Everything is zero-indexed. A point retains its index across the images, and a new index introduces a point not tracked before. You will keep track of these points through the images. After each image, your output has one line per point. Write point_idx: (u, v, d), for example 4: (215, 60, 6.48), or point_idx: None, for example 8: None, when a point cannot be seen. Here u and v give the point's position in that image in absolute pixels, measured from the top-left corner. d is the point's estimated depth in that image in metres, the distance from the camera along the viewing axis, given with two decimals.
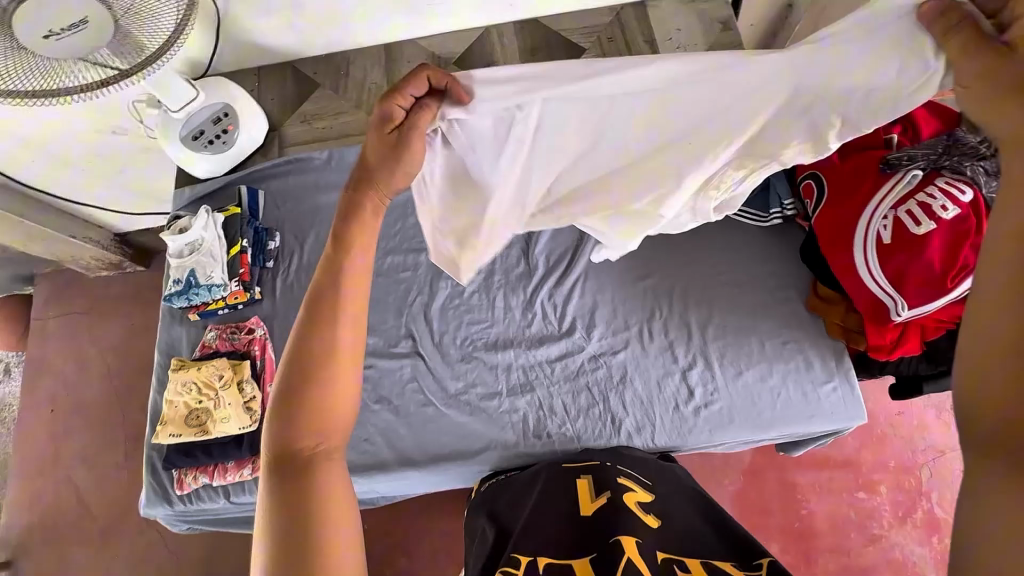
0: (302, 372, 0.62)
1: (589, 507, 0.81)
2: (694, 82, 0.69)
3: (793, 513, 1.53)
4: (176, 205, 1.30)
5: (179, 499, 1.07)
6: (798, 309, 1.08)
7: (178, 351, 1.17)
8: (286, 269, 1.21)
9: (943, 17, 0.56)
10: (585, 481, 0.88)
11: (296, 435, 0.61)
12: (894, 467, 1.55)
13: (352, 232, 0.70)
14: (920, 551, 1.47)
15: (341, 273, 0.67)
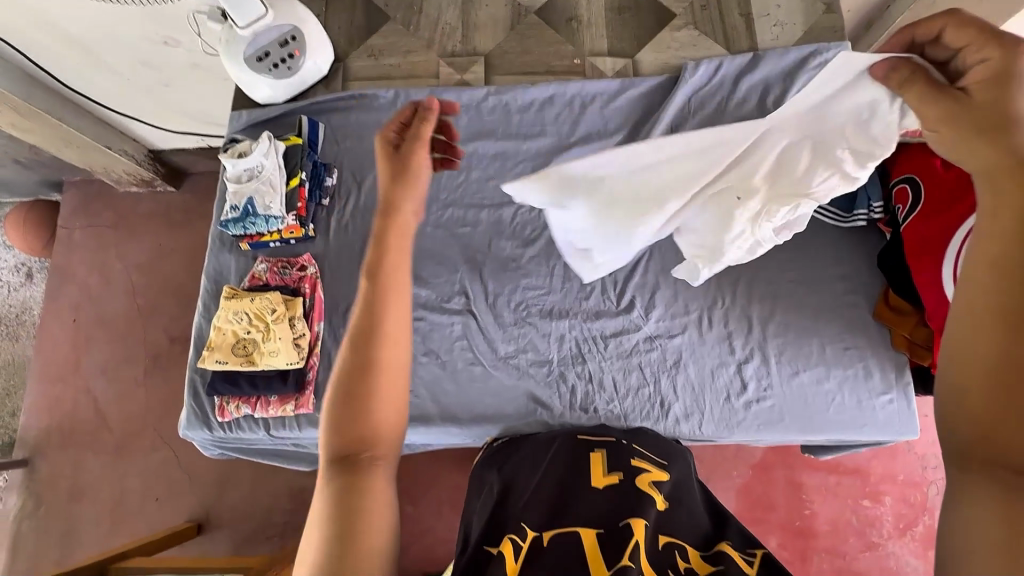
0: (358, 381, 0.60)
1: (601, 481, 0.75)
2: (728, 139, 0.81)
3: (796, 511, 1.55)
4: (231, 128, 1.25)
5: (220, 426, 1.07)
6: (864, 317, 1.05)
7: (226, 279, 1.15)
8: (341, 209, 1.18)
9: (895, 71, 0.64)
10: (597, 453, 0.83)
11: (347, 439, 0.59)
12: (905, 481, 1.55)
13: (389, 229, 0.69)
14: (913, 562, 1.49)
15: (384, 285, 0.65)
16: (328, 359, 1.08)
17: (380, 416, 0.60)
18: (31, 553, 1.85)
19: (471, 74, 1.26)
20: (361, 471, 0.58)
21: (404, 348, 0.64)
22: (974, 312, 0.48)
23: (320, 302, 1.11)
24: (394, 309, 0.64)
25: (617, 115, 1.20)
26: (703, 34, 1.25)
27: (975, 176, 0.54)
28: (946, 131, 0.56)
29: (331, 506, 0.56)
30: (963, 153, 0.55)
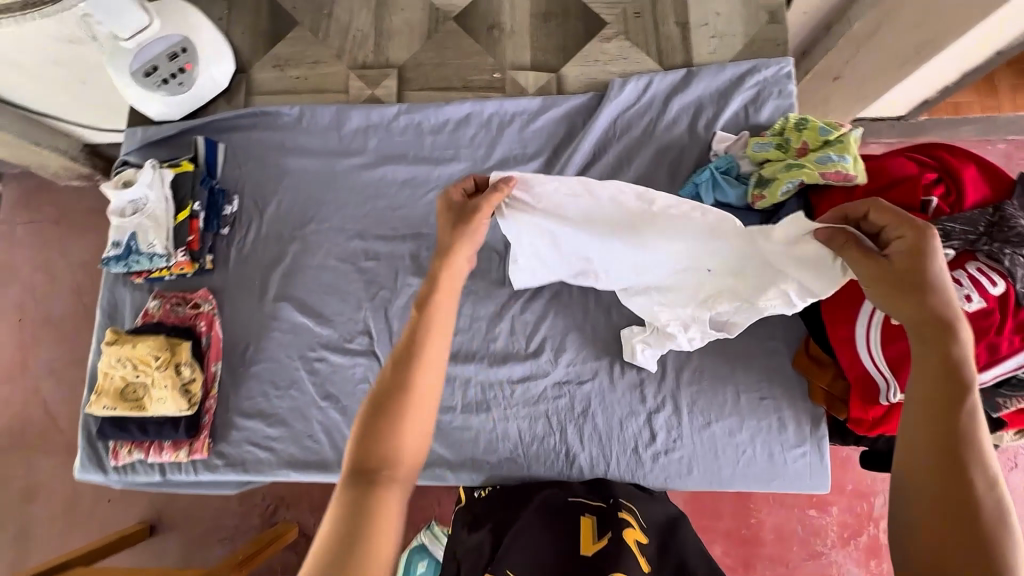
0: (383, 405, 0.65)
1: (590, 546, 0.73)
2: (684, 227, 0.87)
3: (743, 519, 1.49)
4: (125, 146, 1.15)
5: (114, 469, 1.04)
6: (783, 365, 1.00)
7: (120, 314, 1.09)
8: (242, 239, 1.11)
9: (833, 238, 0.74)
10: (586, 517, 0.81)
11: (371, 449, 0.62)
12: (853, 492, 1.50)
13: (446, 272, 0.80)
14: (855, 571, 1.44)
15: (427, 305, 0.76)
16: (226, 402, 1.05)
17: (406, 428, 0.64)
18: None
19: (382, 88, 1.16)
20: (381, 480, 0.60)
21: (433, 391, 0.68)
22: (922, 484, 0.57)
23: (217, 341, 1.07)
24: (435, 333, 0.72)
25: (537, 137, 1.11)
26: (635, 46, 1.15)
27: (909, 323, 0.66)
28: (902, 259, 0.67)
29: (347, 516, 0.57)
30: (903, 306, 0.66)
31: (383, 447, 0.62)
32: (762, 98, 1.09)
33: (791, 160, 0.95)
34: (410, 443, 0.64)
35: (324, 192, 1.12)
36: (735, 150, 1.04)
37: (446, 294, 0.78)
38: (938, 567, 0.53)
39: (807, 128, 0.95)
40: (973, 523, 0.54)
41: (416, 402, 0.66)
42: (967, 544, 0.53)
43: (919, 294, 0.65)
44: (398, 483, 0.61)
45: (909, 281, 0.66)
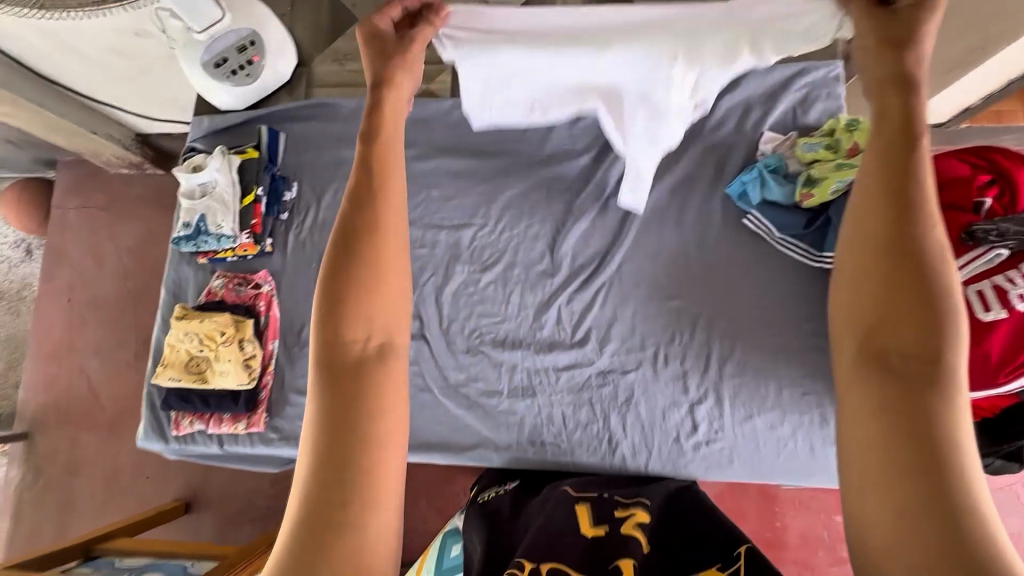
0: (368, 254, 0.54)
1: (589, 531, 0.71)
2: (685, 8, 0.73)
3: (767, 521, 1.49)
4: (193, 134, 1.22)
5: (175, 439, 1.09)
6: (827, 361, 1.02)
7: (184, 292, 1.15)
8: (299, 224, 1.16)
9: (871, 33, 0.56)
10: (583, 506, 0.80)
11: (340, 340, 0.52)
12: None
13: (382, 129, 0.61)
14: None
15: (370, 162, 0.59)
16: (280, 379, 1.09)
17: (381, 306, 0.55)
18: (33, 520, 1.95)
19: (437, 83, 1.21)
20: (366, 373, 0.51)
21: (403, 248, 0.57)
22: (902, 300, 0.47)
23: (275, 320, 1.11)
24: (389, 224, 0.56)
25: (586, 132, 1.14)
26: None
27: (880, 93, 0.54)
28: (876, 46, 0.55)
29: (324, 410, 0.50)
30: (887, 62, 0.54)
31: (343, 346, 0.52)
32: (810, 100, 1.11)
33: (841, 159, 0.97)
34: (388, 319, 0.55)
35: None
36: (782, 150, 1.07)
37: (392, 172, 0.59)
38: (901, 412, 0.44)
39: (858, 129, 0.98)
40: (922, 352, 0.46)
41: (373, 294, 0.54)
42: (920, 372, 0.45)
43: (901, 114, 0.52)
44: (398, 361, 0.54)
45: (890, 45, 0.54)
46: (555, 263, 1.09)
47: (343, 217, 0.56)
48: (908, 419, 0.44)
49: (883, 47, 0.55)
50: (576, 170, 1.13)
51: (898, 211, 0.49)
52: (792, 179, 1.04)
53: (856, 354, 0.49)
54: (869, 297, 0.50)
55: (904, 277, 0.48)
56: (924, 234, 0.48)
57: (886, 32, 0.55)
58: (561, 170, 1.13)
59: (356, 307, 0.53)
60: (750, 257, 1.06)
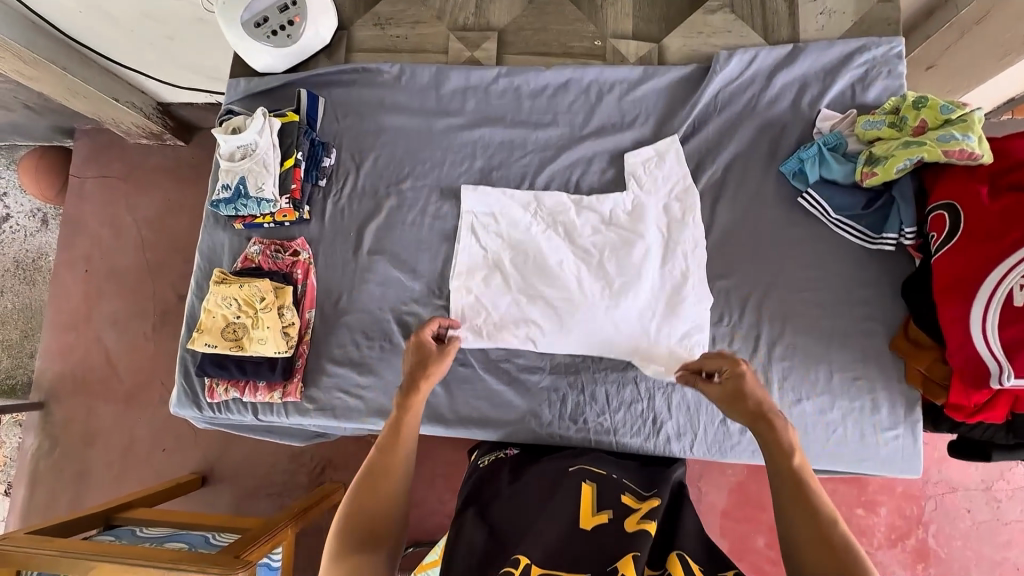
0: (365, 487, 0.73)
1: (588, 522, 0.70)
2: None
3: None
4: (229, 97, 1.19)
5: (208, 407, 1.07)
6: (879, 346, 0.99)
7: (219, 258, 1.13)
8: (338, 191, 1.13)
9: (718, 359, 0.81)
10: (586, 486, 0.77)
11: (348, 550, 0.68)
12: None
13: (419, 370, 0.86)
14: None
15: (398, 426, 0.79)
16: (317, 348, 1.08)
17: (377, 521, 0.71)
18: (49, 489, 1.95)
19: (482, 51, 1.17)
20: (371, 562, 0.68)
21: (405, 473, 0.75)
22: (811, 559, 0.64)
23: (312, 289, 1.09)
24: (395, 468, 0.75)
25: (633, 105, 1.12)
26: (740, 19, 1.14)
27: (749, 419, 0.76)
28: (723, 387, 0.79)
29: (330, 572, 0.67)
30: (734, 409, 0.77)
31: (366, 522, 0.70)
32: (871, 77, 1.07)
33: (908, 138, 0.93)
34: (382, 518, 0.71)
35: (420, 151, 1.14)
36: (841, 128, 1.03)
37: (410, 417, 0.80)
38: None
39: (926, 105, 0.93)
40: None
41: (380, 495, 0.72)
42: None
43: (774, 444, 0.72)
44: (376, 552, 0.69)
45: (749, 408, 0.76)
46: (604, 237, 1.07)
47: (366, 463, 0.75)
48: None
49: (734, 396, 0.77)
50: (624, 145, 1.11)
51: (798, 503, 0.67)
52: (851, 158, 1.01)
53: None
54: (805, 532, 0.65)
55: (817, 527, 0.65)
56: (822, 509, 0.66)
57: (729, 390, 0.78)
58: (607, 145, 1.11)
59: (372, 515, 0.71)
60: (803, 238, 1.03)
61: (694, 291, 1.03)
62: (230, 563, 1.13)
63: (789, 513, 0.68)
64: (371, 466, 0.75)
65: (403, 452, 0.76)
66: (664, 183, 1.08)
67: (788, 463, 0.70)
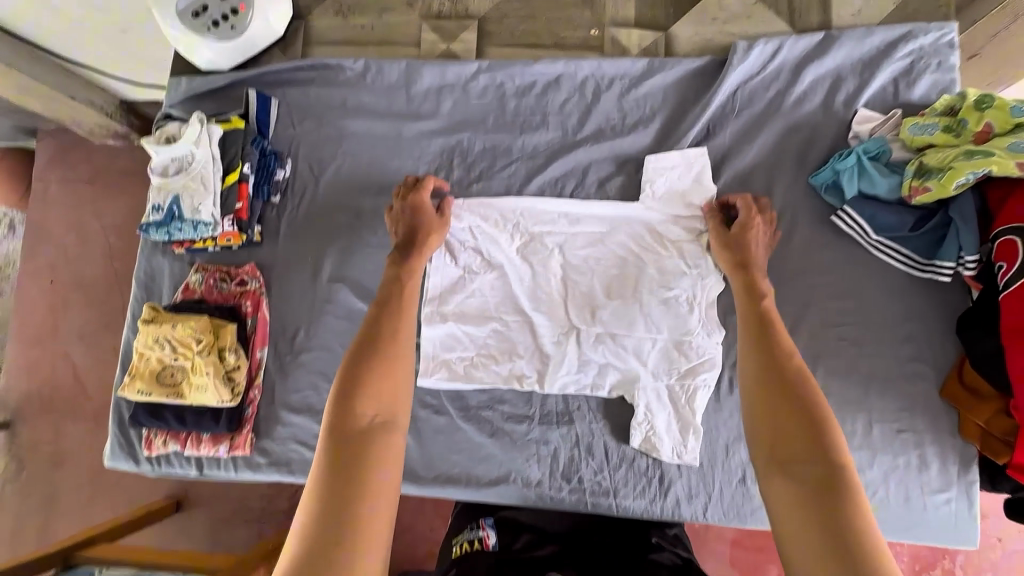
0: (378, 350, 0.65)
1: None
2: None
3: None
4: (168, 99, 1.02)
5: (147, 460, 0.93)
6: (927, 393, 0.84)
7: (158, 288, 0.97)
8: (294, 208, 0.98)
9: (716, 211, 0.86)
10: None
11: (351, 415, 0.58)
12: None
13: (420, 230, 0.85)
14: None
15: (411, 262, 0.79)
16: (270, 392, 0.93)
17: (381, 392, 0.61)
18: (14, 515, 1.82)
19: (461, 43, 1.01)
20: (369, 443, 0.56)
21: (410, 339, 0.68)
22: (766, 399, 0.61)
23: (263, 323, 0.94)
24: (405, 326, 0.69)
25: (635, 105, 0.95)
26: (761, 3, 0.97)
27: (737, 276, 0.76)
28: (737, 234, 0.81)
29: (328, 478, 0.53)
30: (730, 258, 0.79)
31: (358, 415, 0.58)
32: (917, 70, 0.91)
33: (968, 146, 0.77)
34: (397, 404, 0.61)
35: (389, 161, 0.98)
36: (884, 131, 0.87)
37: (416, 275, 0.77)
38: (806, 492, 0.52)
39: (991, 106, 0.77)
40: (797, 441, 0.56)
41: (390, 373, 0.63)
42: (802, 437, 0.56)
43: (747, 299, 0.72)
44: (397, 436, 0.59)
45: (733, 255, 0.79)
46: (602, 263, 0.93)
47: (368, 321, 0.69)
48: (801, 466, 0.54)
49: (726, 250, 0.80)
50: (626, 152, 0.95)
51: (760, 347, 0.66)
52: (896, 169, 0.85)
53: (762, 456, 0.58)
54: (754, 370, 0.64)
55: (774, 373, 0.62)
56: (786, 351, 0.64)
57: (729, 236, 0.82)
58: (606, 152, 0.95)
59: (367, 373, 0.62)
60: (837, 265, 0.88)
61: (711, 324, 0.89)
62: None
63: (751, 378, 0.64)
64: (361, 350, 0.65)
65: (403, 327, 0.69)
66: (674, 200, 0.91)
67: (758, 326, 0.68)
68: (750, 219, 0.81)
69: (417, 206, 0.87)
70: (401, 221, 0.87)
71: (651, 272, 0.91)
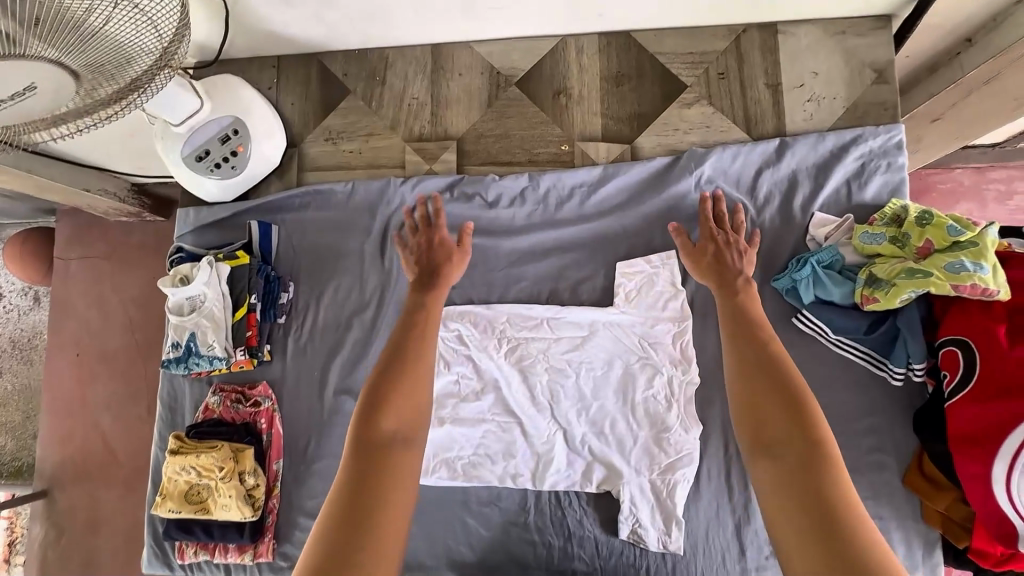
0: (397, 358, 0.79)
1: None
2: None
3: None
4: (178, 228, 1.12)
5: (181, 567, 1.03)
6: (892, 481, 0.90)
7: (181, 407, 1.07)
8: (298, 327, 1.07)
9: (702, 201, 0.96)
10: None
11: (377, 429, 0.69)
12: None
13: (444, 262, 0.96)
14: None
15: (433, 296, 0.91)
16: (287, 501, 1.02)
17: (408, 405, 0.73)
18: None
19: (441, 162, 1.09)
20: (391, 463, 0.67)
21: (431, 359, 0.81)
22: (753, 386, 0.75)
23: (277, 437, 1.03)
24: (428, 347, 0.82)
25: (598, 213, 1.04)
26: (719, 112, 1.04)
27: (719, 279, 0.89)
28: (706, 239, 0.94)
29: (355, 481, 0.65)
30: (708, 269, 0.91)
31: (380, 435, 0.69)
32: (867, 172, 0.96)
33: (913, 262, 0.83)
34: (415, 423, 0.73)
35: (382, 278, 1.06)
36: (837, 237, 0.93)
37: (434, 308, 0.89)
38: (794, 485, 0.64)
39: (931, 223, 0.83)
40: (791, 436, 0.68)
41: (414, 391, 0.75)
42: (798, 429, 0.68)
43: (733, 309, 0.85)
44: (414, 456, 0.70)
45: (711, 259, 0.92)
46: (582, 363, 1.00)
47: (394, 342, 0.82)
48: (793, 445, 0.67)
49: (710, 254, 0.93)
50: (598, 257, 1.03)
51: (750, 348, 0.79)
52: (850, 274, 0.91)
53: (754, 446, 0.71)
54: (744, 364, 0.77)
55: (766, 372, 0.75)
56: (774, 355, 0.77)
57: (696, 249, 0.94)
58: (576, 257, 1.03)
59: (388, 383, 0.75)
60: (803, 361, 0.94)
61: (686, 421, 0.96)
62: None
63: (743, 379, 0.76)
64: (382, 373, 0.76)
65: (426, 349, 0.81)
66: (644, 306, 0.99)
67: (746, 330, 0.81)
68: (716, 235, 0.93)
69: (433, 239, 0.99)
70: (415, 251, 0.99)
71: (628, 371, 0.99)
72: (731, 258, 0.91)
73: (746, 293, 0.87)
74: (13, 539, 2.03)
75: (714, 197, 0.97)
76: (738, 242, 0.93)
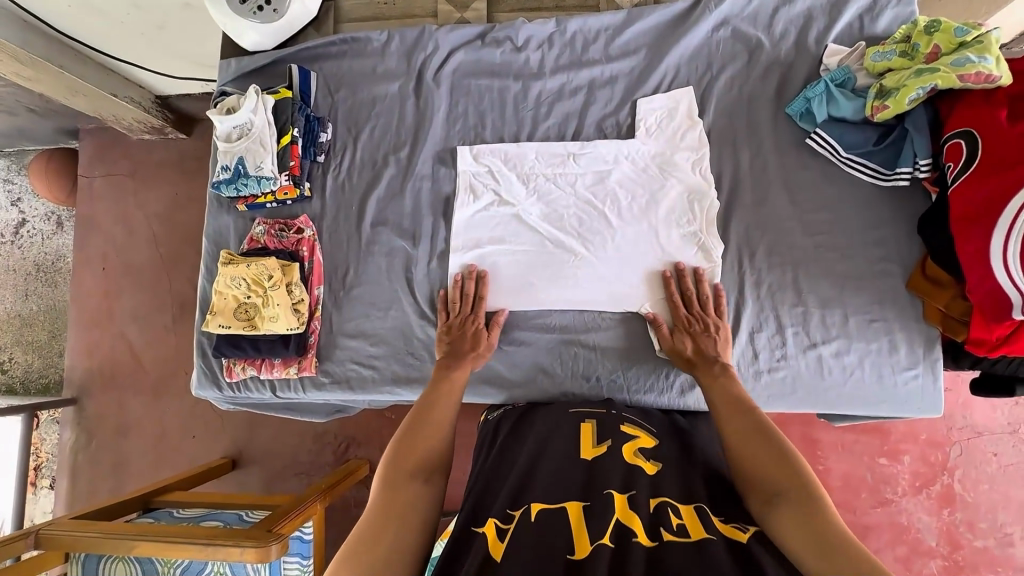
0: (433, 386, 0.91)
1: (590, 453, 0.78)
2: None
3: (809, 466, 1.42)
4: (221, 78, 1.18)
5: (229, 386, 1.10)
6: (896, 287, 0.97)
7: (226, 241, 1.14)
8: (337, 166, 1.13)
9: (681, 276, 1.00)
10: (587, 424, 0.85)
11: (416, 431, 0.81)
12: (928, 441, 1.41)
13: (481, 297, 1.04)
14: (926, 519, 1.39)
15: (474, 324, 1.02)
16: (329, 323, 1.10)
17: (436, 406, 0.86)
18: (88, 490, 1.77)
19: (472, 11, 1.16)
20: (414, 436, 0.80)
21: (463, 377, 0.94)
22: (739, 430, 0.79)
23: (319, 265, 1.10)
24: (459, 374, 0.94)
25: (623, 53, 1.08)
26: None
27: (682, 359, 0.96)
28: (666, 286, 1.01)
29: (392, 463, 0.76)
30: (676, 347, 0.97)
31: (425, 428, 0.81)
32: (880, 6, 1.02)
33: (919, 66, 0.89)
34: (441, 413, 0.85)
35: (418, 119, 1.12)
36: (849, 62, 0.99)
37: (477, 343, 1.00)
38: (790, 503, 0.67)
39: (938, 30, 0.88)
40: (772, 480, 0.70)
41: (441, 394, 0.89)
42: (785, 460, 0.72)
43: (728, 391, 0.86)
44: (434, 429, 0.82)
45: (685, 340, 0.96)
46: (605, 189, 1.06)
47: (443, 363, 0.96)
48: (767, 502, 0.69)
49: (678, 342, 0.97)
50: (626, 93, 1.08)
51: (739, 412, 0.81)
52: (862, 94, 0.97)
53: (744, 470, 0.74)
54: (734, 413, 0.82)
55: (754, 421, 0.79)
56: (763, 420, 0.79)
57: (671, 336, 0.98)
58: (604, 95, 1.08)
59: (426, 401, 0.87)
60: (813, 181, 1.01)
61: (707, 236, 1.01)
62: (263, 537, 1.14)
63: (737, 422, 0.80)
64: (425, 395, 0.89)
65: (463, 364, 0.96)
66: (668, 137, 1.05)
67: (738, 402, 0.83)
68: (687, 322, 0.97)
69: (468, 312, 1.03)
70: (451, 334, 1.01)
71: (655, 195, 1.04)
72: (703, 347, 0.95)
73: (726, 376, 0.89)
74: (38, 463, 1.84)
75: (681, 271, 1.01)
76: (709, 324, 0.96)
